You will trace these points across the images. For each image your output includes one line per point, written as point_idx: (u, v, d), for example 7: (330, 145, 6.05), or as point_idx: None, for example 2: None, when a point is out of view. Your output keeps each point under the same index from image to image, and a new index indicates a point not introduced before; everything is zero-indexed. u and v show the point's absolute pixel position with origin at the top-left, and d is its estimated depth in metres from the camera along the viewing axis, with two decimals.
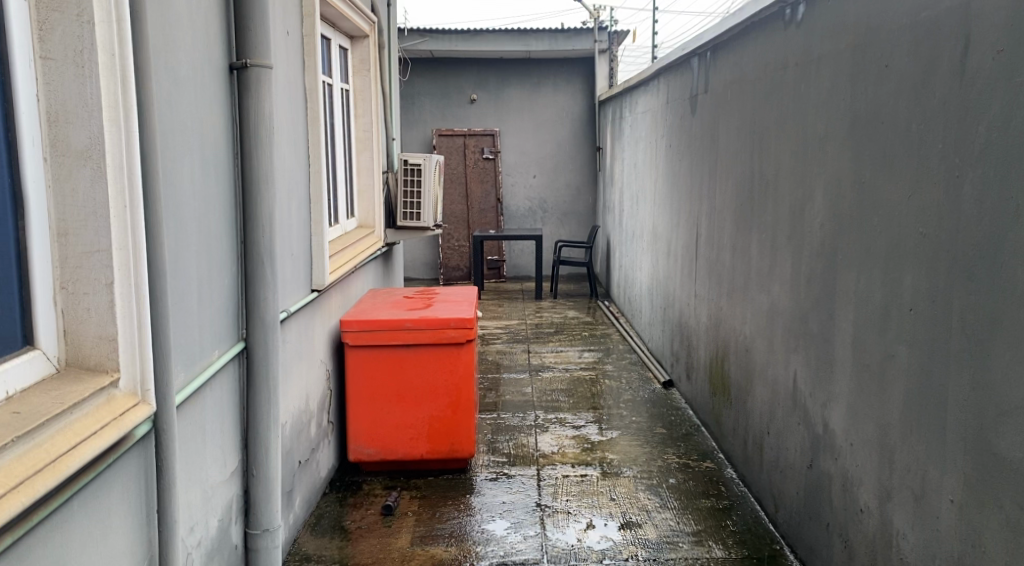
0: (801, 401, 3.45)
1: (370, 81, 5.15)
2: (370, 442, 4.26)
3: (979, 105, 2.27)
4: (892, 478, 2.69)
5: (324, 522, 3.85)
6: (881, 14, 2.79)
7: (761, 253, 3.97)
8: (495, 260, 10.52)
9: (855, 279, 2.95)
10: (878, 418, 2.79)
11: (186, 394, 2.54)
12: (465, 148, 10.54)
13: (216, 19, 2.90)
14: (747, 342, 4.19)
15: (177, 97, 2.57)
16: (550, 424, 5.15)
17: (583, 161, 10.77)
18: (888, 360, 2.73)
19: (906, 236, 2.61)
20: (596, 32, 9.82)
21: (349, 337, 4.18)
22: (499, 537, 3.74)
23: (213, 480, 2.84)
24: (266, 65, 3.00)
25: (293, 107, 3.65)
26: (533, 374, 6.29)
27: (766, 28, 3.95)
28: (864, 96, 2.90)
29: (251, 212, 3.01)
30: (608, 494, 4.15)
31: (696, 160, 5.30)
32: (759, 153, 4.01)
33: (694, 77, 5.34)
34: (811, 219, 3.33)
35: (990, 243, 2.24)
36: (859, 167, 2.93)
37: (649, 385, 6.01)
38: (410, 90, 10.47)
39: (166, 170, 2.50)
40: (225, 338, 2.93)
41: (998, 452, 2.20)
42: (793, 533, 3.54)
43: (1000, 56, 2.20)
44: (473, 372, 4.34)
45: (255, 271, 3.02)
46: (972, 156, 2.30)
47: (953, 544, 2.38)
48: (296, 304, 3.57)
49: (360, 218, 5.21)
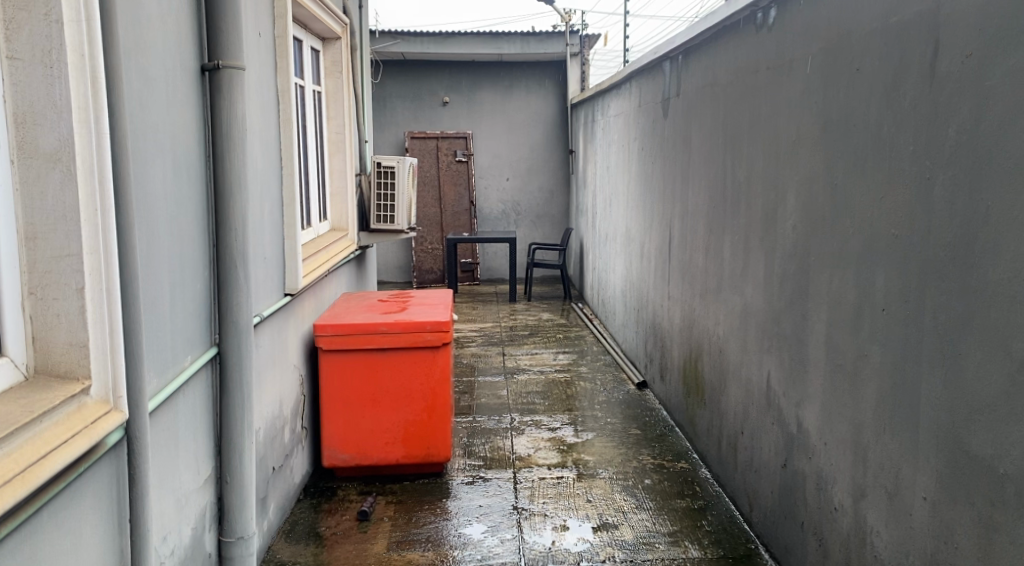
0: (774, 401, 3.48)
1: (342, 83, 5.14)
2: (345, 447, 4.23)
3: (948, 108, 2.30)
4: (866, 476, 2.71)
5: (298, 529, 3.81)
6: (852, 18, 2.82)
7: (733, 254, 3.99)
8: (469, 263, 10.52)
9: (828, 280, 2.97)
10: (851, 417, 2.82)
11: (159, 400, 2.52)
12: (437, 150, 10.48)
13: (188, 20, 2.87)
14: (720, 343, 4.21)
15: (148, 98, 2.54)
16: (526, 427, 5.15)
17: (555, 164, 10.80)
18: (861, 360, 2.75)
19: (878, 237, 2.64)
20: (569, 36, 9.85)
21: (323, 341, 4.16)
22: (476, 541, 3.73)
23: (186, 487, 2.80)
24: (239, 66, 2.98)
25: (266, 110, 3.62)
26: (508, 376, 6.29)
27: (737, 31, 3.98)
28: (835, 100, 2.92)
29: (223, 214, 2.99)
30: (584, 495, 4.16)
31: (668, 162, 5.32)
32: (731, 155, 4.03)
33: (666, 80, 5.36)
34: (783, 221, 3.36)
35: (960, 244, 2.26)
36: (832, 169, 2.94)
37: (624, 386, 6.04)
38: (382, 93, 10.41)
39: (137, 172, 2.46)
40: (198, 342, 2.90)
41: (970, 450, 2.23)
42: (768, 533, 3.56)
43: (969, 60, 2.23)
44: (449, 376, 4.32)
45: (228, 275, 2.99)
46: (943, 159, 2.33)
47: (927, 541, 2.40)
48: (269, 308, 3.55)
49: (333, 221, 5.17)
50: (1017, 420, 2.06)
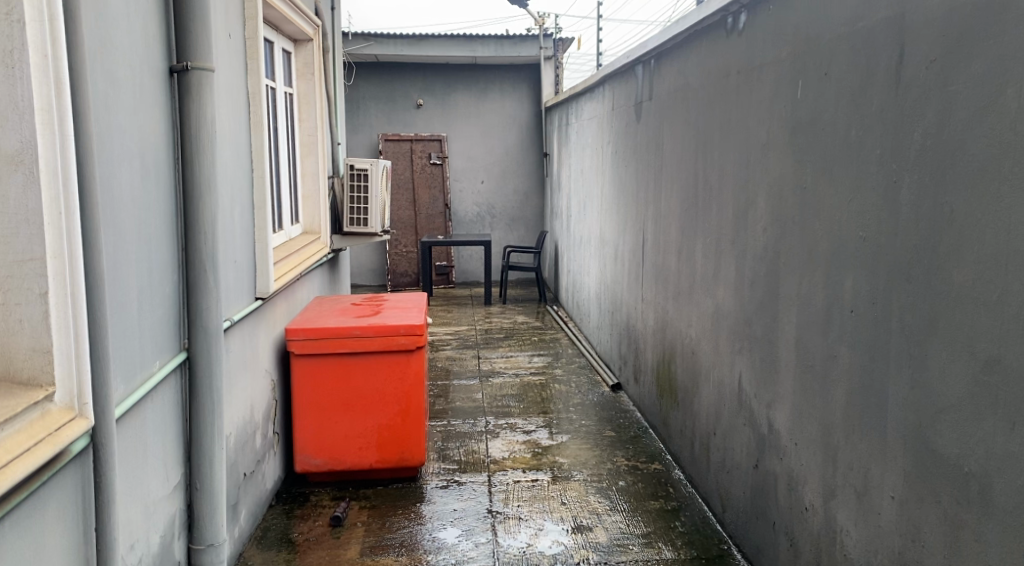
0: (746, 402, 3.50)
1: (314, 85, 5.11)
2: (319, 452, 4.20)
3: (913, 113, 2.33)
4: (836, 476, 2.73)
5: (270, 535, 3.78)
6: (820, 22, 2.84)
7: (705, 257, 4.01)
8: (444, 266, 10.50)
9: (798, 282, 2.99)
10: (821, 418, 2.83)
11: (125, 408, 2.48)
12: (412, 153, 10.44)
13: (155, 21, 2.84)
14: (693, 345, 4.22)
15: (115, 100, 2.51)
16: (500, 430, 5.14)
17: (529, 167, 10.82)
18: (830, 362, 2.77)
19: (847, 240, 2.65)
20: (542, 39, 9.89)
21: (295, 346, 4.12)
22: (450, 545, 3.72)
23: (155, 495, 2.77)
24: (208, 68, 2.95)
25: (236, 112, 3.59)
26: (483, 379, 6.28)
27: (708, 36, 4.00)
28: (804, 103, 2.94)
29: (192, 217, 2.96)
30: (559, 498, 4.15)
31: (641, 165, 5.34)
32: (703, 157, 4.04)
33: (639, 84, 5.39)
34: (754, 224, 3.37)
35: (926, 247, 2.28)
36: (801, 172, 2.96)
37: (598, 388, 6.05)
38: (355, 95, 10.36)
39: (103, 174, 2.43)
40: (166, 348, 2.86)
41: (936, 449, 2.25)
42: (740, 533, 3.58)
43: (933, 65, 2.25)
44: (423, 380, 4.30)
45: (197, 279, 2.97)
46: (909, 162, 2.35)
47: (895, 539, 2.42)
48: (239, 313, 3.51)
49: (305, 224, 5.14)
50: (982, 419, 2.09)
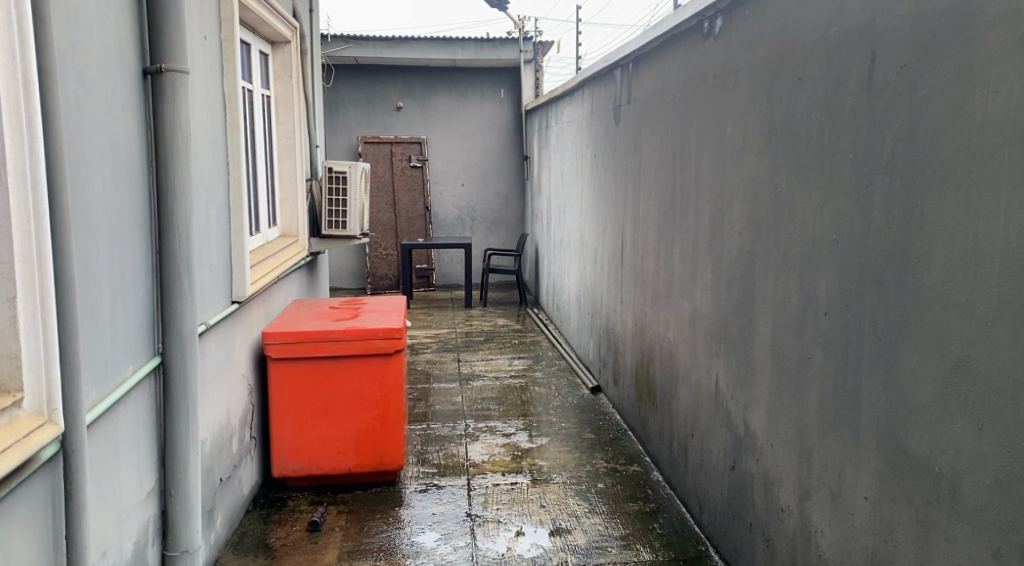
0: (723, 404, 3.51)
1: (292, 87, 5.09)
2: (296, 457, 4.18)
3: (885, 117, 2.34)
4: (811, 477, 2.74)
5: (247, 541, 3.75)
6: (794, 26, 2.85)
7: (682, 259, 4.02)
8: (424, 268, 10.47)
9: (773, 285, 3.00)
10: (796, 419, 2.84)
11: (97, 413, 2.46)
12: (391, 156, 10.42)
13: (128, 22, 2.82)
14: (671, 347, 4.23)
15: (86, 103, 2.49)
16: (480, 434, 5.13)
17: (509, 169, 10.82)
18: (805, 364, 2.78)
19: (820, 243, 2.67)
20: (522, 43, 9.90)
21: (272, 350, 4.10)
22: (428, 549, 3.70)
23: (128, 501, 2.74)
24: (182, 70, 2.93)
25: (211, 113, 3.56)
26: (463, 383, 6.26)
27: (684, 40, 4.02)
28: (778, 107, 2.95)
29: (166, 220, 2.93)
30: (538, 501, 4.15)
31: (620, 168, 5.34)
32: (680, 161, 4.05)
33: (617, 87, 5.40)
34: (730, 228, 3.39)
35: (898, 250, 2.29)
36: (775, 176, 2.98)
37: (578, 390, 6.06)
38: (334, 97, 10.32)
39: (73, 176, 2.40)
40: (140, 352, 2.83)
41: (908, 450, 2.26)
42: (718, 534, 3.59)
43: (904, 71, 2.26)
44: (401, 383, 4.29)
45: (172, 283, 2.94)
46: (880, 166, 2.36)
47: (868, 539, 2.43)
48: (214, 317, 3.49)
49: (283, 227, 5.11)
50: (952, 420, 2.10)
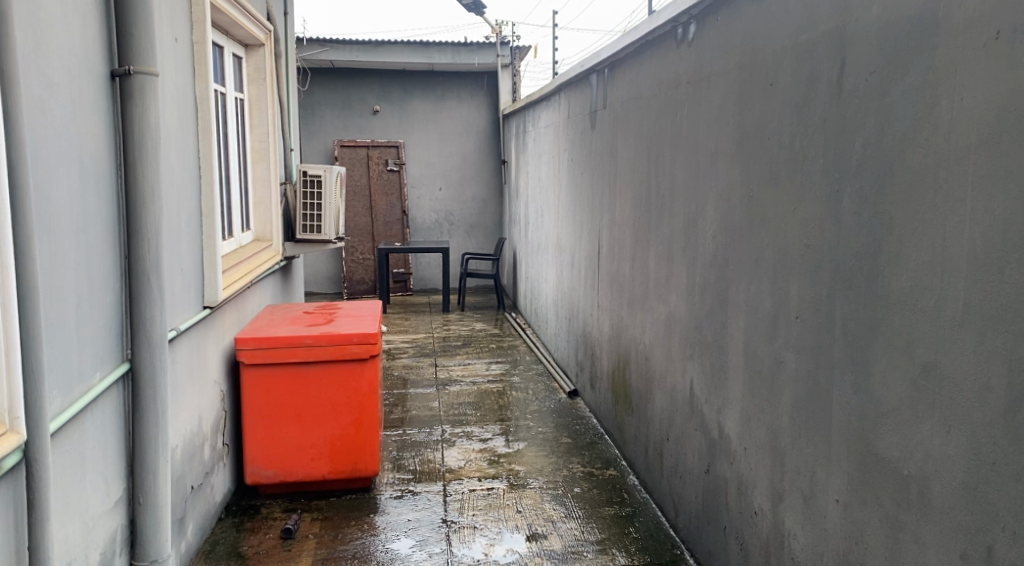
0: (697, 407, 3.51)
1: (266, 89, 5.05)
2: (269, 464, 4.14)
3: (855, 122, 2.34)
4: (784, 480, 2.74)
5: (218, 549, 3.71)
6: (765, 32, 2.86)
7: (657, 264, 4.02)
8: (401, 273, 10.44)
9: (745, 289, 3.00)
10: (768, 423, 2.84)
11: (62, 420, 2.42)
12: (368, 160, 10.35)
13: (96, 24, 2.78)
14: (647, 350, 4.22)
15: (51, 104, 2.45)
16: (456, 439, 5.10)
17: (487, 174, 10.80)
18: (777, 368, 2.78)
19: (792, 248, 2.67)
20: (499, 47, 9.89)
21: (245, 355, 4.05)
22: (403, 556, 3.67)
23: (94, 510, 2.70)
24: (151, 72, 2.89)
25: (182, 115, 3.52)
26: (439, 388, 6.23)
27: (658, 45, 4.02)
28: (750, 113, 2.96)
29: (134, 223, 2.89)
30: (514, 506, 4.13)
31: (596, 172, 5.34)
32: (655, 164, 4.05)
33: (593, 92, 5.40)
34: (703, 232, 3.39)
35: (867, 254, 2.29)
36: (748, 181, 2.98)
37: (555, 395, 6.04)
38: (310, 100, 10.28)
39: (37, 179, 2.37)
40: (108, 359, 2.79)
41: (878, 452, 2.26)
42: (692, 538, 3.58)
43: (873, 77, 2.27)
44: (377, 389, 4.26)
45: (140, 288, 2.90)
46: (850, 171, 2.37)
47: (839, 542, 2.43)
48: (185, 322, 3.44)
49: (256, 231, 5.05)
50: (921, 422, 2.10)
